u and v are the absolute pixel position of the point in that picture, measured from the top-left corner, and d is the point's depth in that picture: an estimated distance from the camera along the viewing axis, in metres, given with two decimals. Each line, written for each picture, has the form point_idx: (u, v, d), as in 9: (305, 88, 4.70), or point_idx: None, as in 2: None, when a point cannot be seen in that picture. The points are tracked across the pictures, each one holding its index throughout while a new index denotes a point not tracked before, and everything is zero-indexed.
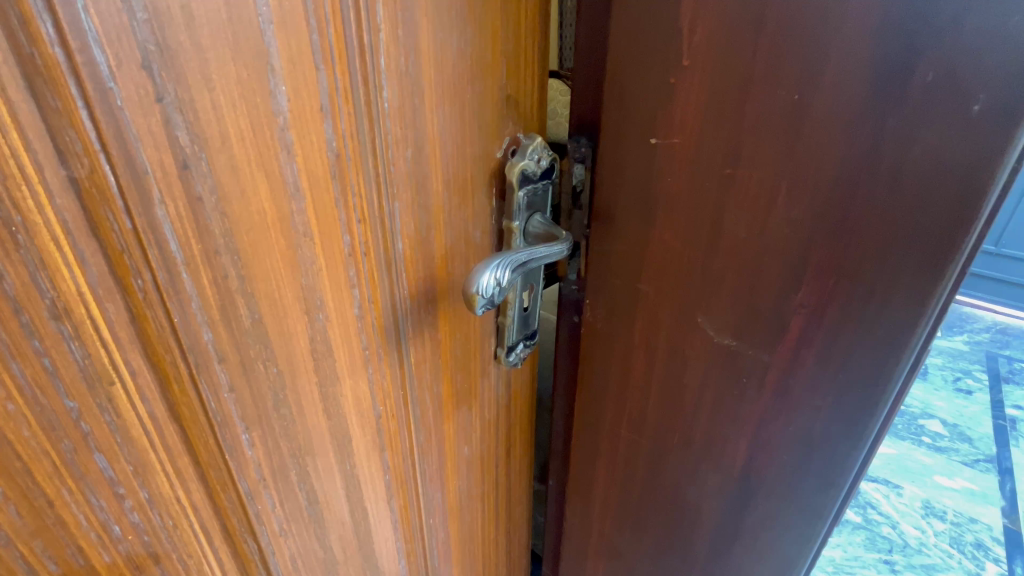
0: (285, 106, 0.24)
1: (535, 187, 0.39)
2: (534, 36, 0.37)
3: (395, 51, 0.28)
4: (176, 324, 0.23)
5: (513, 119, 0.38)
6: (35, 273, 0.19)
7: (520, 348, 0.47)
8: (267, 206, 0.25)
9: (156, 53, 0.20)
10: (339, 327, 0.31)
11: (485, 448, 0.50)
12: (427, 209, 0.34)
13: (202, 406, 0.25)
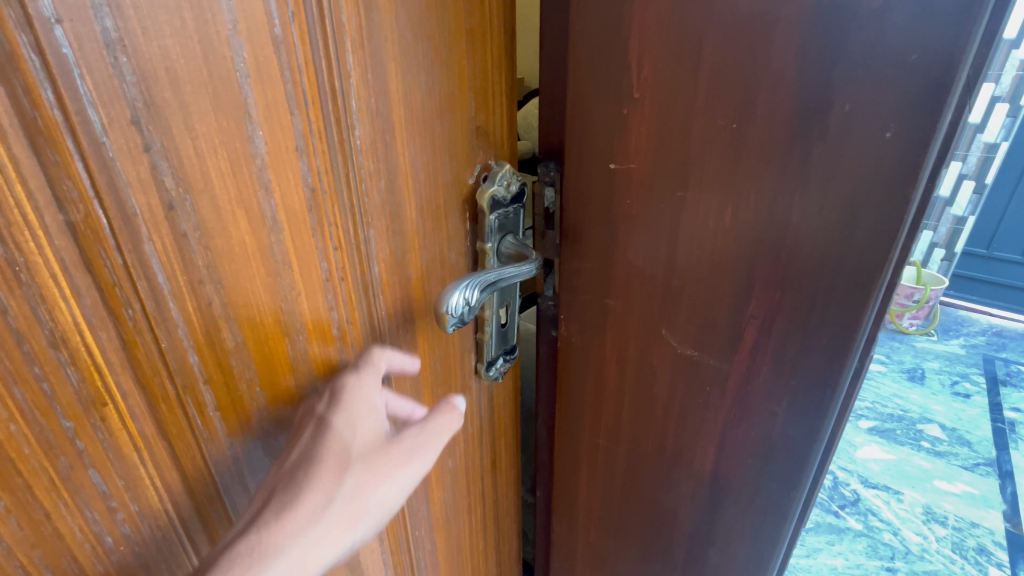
0: (263, 148, 0.27)
1: (506, 211, 0.42)
2: (500, 70, 0.40)
3: (366, 93, 0.31)
4: (163, 348, 0.25)
5: (483, 148, 0.40)
6: (35, 306, 0.21)
7: (500, 362, 0.49)
8: (248, 238, 0.27)
9: (143, 109, 0.22)
10: (319, 346, 0.33)
11: (470, 460, 0.52)
12: (402, 234, 0.36)
13: (189, 424, 0.28)
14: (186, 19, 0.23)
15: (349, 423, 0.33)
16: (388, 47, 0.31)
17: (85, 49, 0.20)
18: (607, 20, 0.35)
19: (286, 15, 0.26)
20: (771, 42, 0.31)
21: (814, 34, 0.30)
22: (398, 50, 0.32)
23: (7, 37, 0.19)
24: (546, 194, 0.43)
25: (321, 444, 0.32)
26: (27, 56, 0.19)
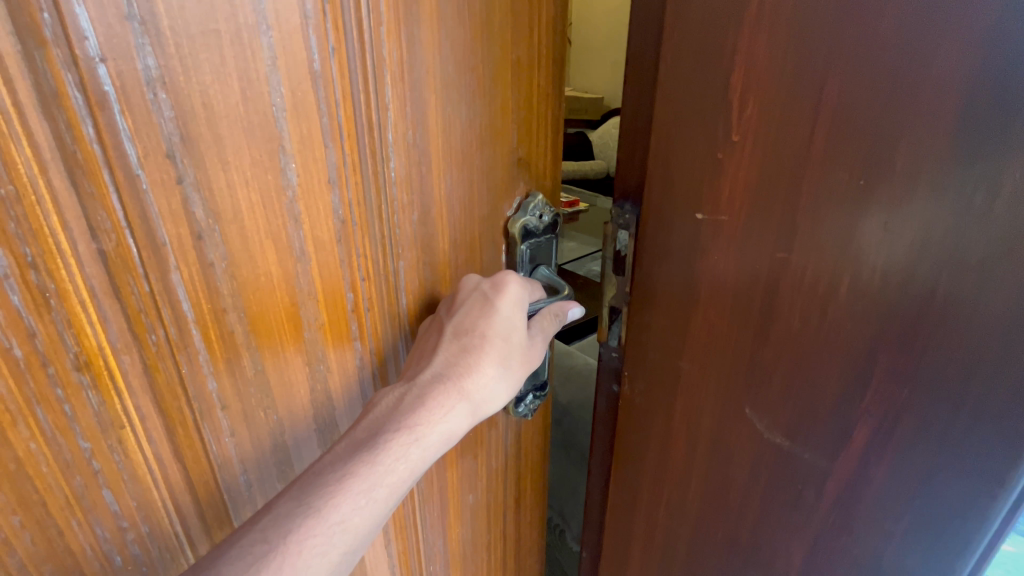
0: (294, 181, 0.26)
1: (538, 241, 0.39)
2: (548, 97, 0.37)
3: (403, 125, 0.29)
4: (183, 374, 0.26)
5: (526, 179, 0.37)
6: (62, 331, 0.22)
7: (530, 399, 0.45)
8: (274, 268, 0.27)
9: (179, 143, 0.23)
10: (341, 379, 0.32)
11: (493, 497, 0.47)
12: (433, 266, 0.34)
13: (202, 451, 0.27)
14: (227, 56, 0.23)
15: (513, 298, 0.35)
16: (429, 80, 0.30)
17: (125, 87, 0.21)
18: (700, 49, 0.30)
19: (327, 50, 0.26)
20: (920, 99, 0.27)
21: (982, 82, 0.27)
22: (444, 85, 0.30)
23: (53, 75, 0.20)
24: (620, 238, 0.37)
25: (489, 312, 0.34)
26: (70, 94, 0.20)
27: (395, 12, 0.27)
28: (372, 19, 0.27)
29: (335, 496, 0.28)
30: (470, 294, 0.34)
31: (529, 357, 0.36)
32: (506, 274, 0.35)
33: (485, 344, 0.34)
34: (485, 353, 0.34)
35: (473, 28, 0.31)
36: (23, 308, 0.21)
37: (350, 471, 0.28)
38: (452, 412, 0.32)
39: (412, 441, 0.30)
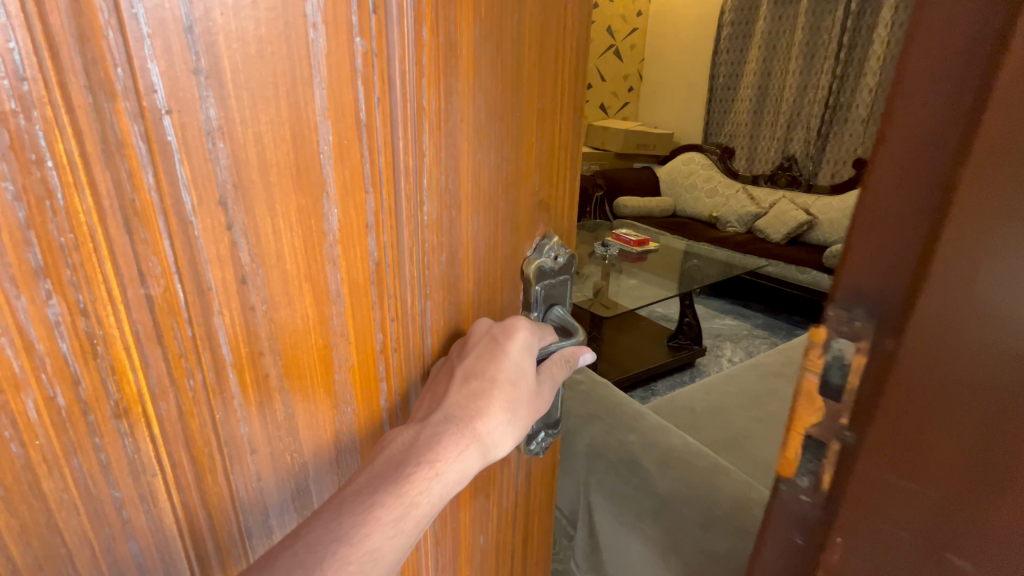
0: (335, 225, 0.26)
1: (552, 281, 0.39)
2: (568, 144, 0.37)
3: (437, 171, 0.29)
4: (217, 419, 0.25)
5: (544, 221, 0.38)
6: (105, 377, 0.22)
7: (543, 436, 0.42)
8: (311, 311, 0.27)
9: (232, 190, 0.23)
10: (365, 417, 0.32)
11: (505, 540, 0.43)
12: (457, 306, 0.34)
13: (229, 494, 0.27)
14: (282, 108, 0.23)
15: (521, 346, 0.35)
16: (464, 129, 0.30)
17: (187, 137, 0.21)
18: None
19: (373, 101, 0.26)
20: None
21: None
22: (479, 135, 0.31)
23: (121, 127, 0.20)
24: (834, 364, 0.32)
25: (498, 358, 0.34)
26: (134, 144, 0.20)
27: (436, 65, 0.27)
28: (414, 71, 0.27)
29: (366, 524, 0.28)
30: (485, 336, 0.35)
31: (535, 404, 0.36)
32: (516, 321, 0.36)
33: (495, 388, 0.34)
34: (496, 395, 0.34)
35: (505, 80, 0.31)
36: (70, 355, 0.21)
37: (380, 500, 0.28)
38: (467, 452, 0.32)
39: (435, 475, 0.30)
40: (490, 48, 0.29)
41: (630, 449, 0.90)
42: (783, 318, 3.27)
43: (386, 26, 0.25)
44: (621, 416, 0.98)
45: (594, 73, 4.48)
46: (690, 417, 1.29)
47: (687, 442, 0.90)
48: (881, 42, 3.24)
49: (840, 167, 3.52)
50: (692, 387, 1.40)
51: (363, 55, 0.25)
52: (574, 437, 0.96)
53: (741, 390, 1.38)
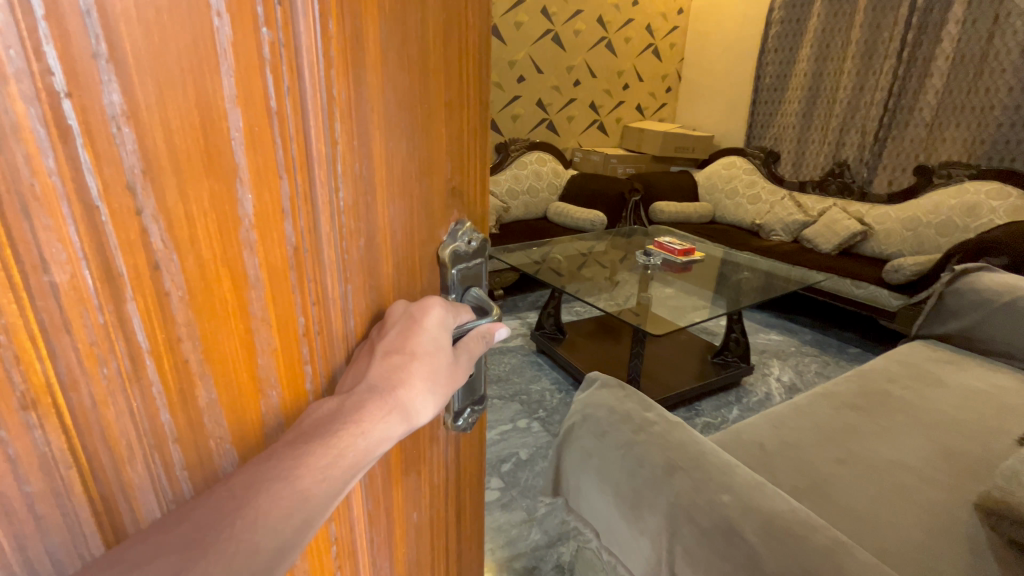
0: (250, 210, 0.26)
1: (468, 264, 0.41)
2: (475, 135, 0.39)
3: (352, 158, 0.30)
4: (135, 408, 0.25)
5: (458, 207, 0.40)
6: (10, 368, 0.21)
7: (469, 412, 0.44)
8: (230, 298, 0.27)
9: (140, 174, 0.22)
10: (293, 405, 0.32)
11: (439, 513, 0.45)
12: (378, 290, 0.35)
13: (154, 486, 0.26)
14: (190, 92, 0.23)
15: (438, 323, 0.37)
16: (376, 119, 0.31)
17: (90, 121, 0.21)
18: None
19: (283, 89, 0.26)
20: None
21: None
22: (392, 123, 0.32)
23: (15, 111, 0.19)
24: None
25: (417, 334, 0.36)
26: (30, 127, 0.19)
27: (344, 58, 0.28)
28: (323, 63, 0.27)
29: (299, 467, 0.29)
30: (405, 315, 0.36)
31: (453, 375, 0.38)
32: (431, 300, 0.38)
33: (415, 360, 0.36)
34: (416, 366, 0.36)
35: (412, 72, 0.32)
36: None
37: (310, 448, 0.30)
38: (391, 417, 0.34)
39: (361, 433, 0.32)
40: (395, 42, 0.30)
41: (725, 512, 0.81)
42: (834, 335, 3.10)
43: (293, 19, 0.25)
44: (708, 466, 0.91)
45: (633, 74, 4.37)
46: (762, 455, 1.19)
47: (795, 508, 0.82)
48: (950, 40, 2.99)
49: (898, 173, 3.29)
50: (759, 419, 1.33)
51: (271, 46, 0.25)
52: (656, 490, 0.90)
53: (815, 425, 1.30)
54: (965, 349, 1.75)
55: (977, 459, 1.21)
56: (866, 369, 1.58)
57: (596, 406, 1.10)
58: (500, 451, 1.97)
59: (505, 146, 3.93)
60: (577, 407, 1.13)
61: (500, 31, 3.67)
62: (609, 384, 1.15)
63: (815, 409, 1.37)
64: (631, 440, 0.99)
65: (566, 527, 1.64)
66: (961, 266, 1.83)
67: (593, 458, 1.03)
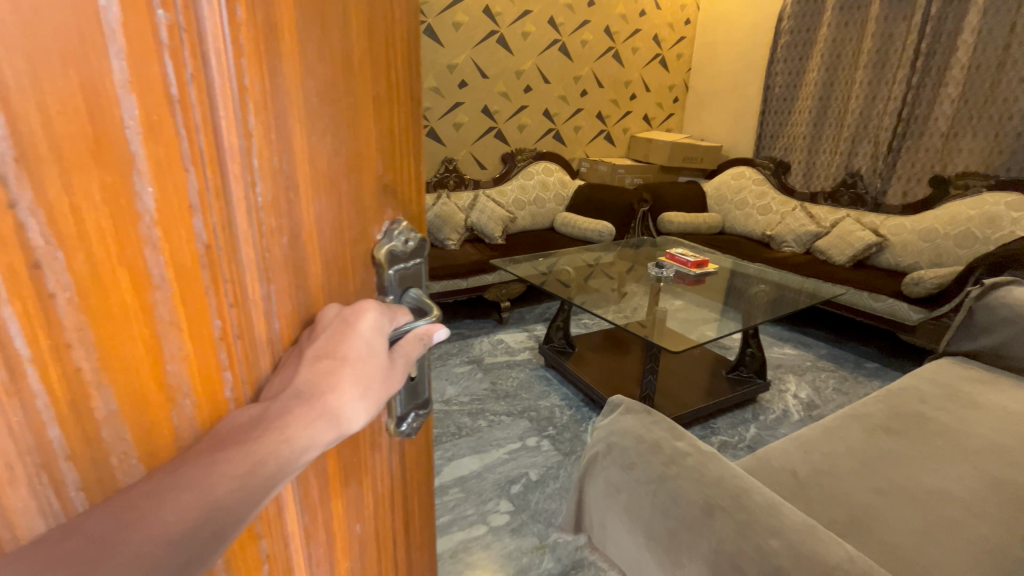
0: (152, 206, 0.24)
1: (405, 264, 0.38)
2: (409, 129, 0.37)
3: (268, 152, 0.28)
4: (16, 421, 0.22)
5: (392, 205, 0.37)
6: None
7: (413, 418, 0.41)
8: (130, 300, 0.25)
9: (10, 162, 0.20)
10: (210, 412, 0.29)
11: (386, 526, 0.42)
12: (306, 291, 0.33)
13: (42, 507, 0.24)
14: (72, 76, 0.21)
15: (372, 327, 0.35)
16: (294, 110, 0.29)
17: None
18: None
19: (185, 77, 0.24)
20: None
21: None
22: (312, 114, 0.30)
23: None
24: None
25: (348, 338, 0.33)
26: None
27: (256, 46, 0.26)
28: (231, 51, 0.25)
29: (210, 479, 0.27)
30: (337, 319, 0.34)
31: (388, 380, 0.35)
32: (365, 304, 0.35)
33: (346, 366, 0.33)
34: (346, 370, 0.33)
35: (334, 62, 0.30)
36: None
37: (223, 457, 0.27)
38: (318, 426, 0.31)
39: (283, 440, 0.29)
40: (311, 29, 0.28)
41: (776, 561, 0.70)
42: (851, 349, 3.01)
43: (195, 6, 0.24)
44: (751, 506, 0.80)
45: (640, 84, 4.37)
46: (793, 482, 1.14)
47: (860, 559, 0.71)
48: (965, 49, 2.93)
49: (913, 184, 3.26)
50: (787, 443, 1.27)
51: (170, 30, 0.23)
52: (694, 533, 0.79)
53: (848, 450, 1.24)
54: (994, 366, 1.73)
55: None
56: (899, 392, 1.53)
57: (622, 434, 1.01)
58: (510, 472, 1.93)
59: (512, 157, 3.94)
60: (600, 434, 1.05)
61: (507, 42, 3.70)
62: (634, 410, 1.07)
63: (846, 434, 1.30)
64: (663, 474, 0.89)
65: (579, 555, 1.59)
66: (991, 280, 1.77)
67: (620, 494, 0.92)
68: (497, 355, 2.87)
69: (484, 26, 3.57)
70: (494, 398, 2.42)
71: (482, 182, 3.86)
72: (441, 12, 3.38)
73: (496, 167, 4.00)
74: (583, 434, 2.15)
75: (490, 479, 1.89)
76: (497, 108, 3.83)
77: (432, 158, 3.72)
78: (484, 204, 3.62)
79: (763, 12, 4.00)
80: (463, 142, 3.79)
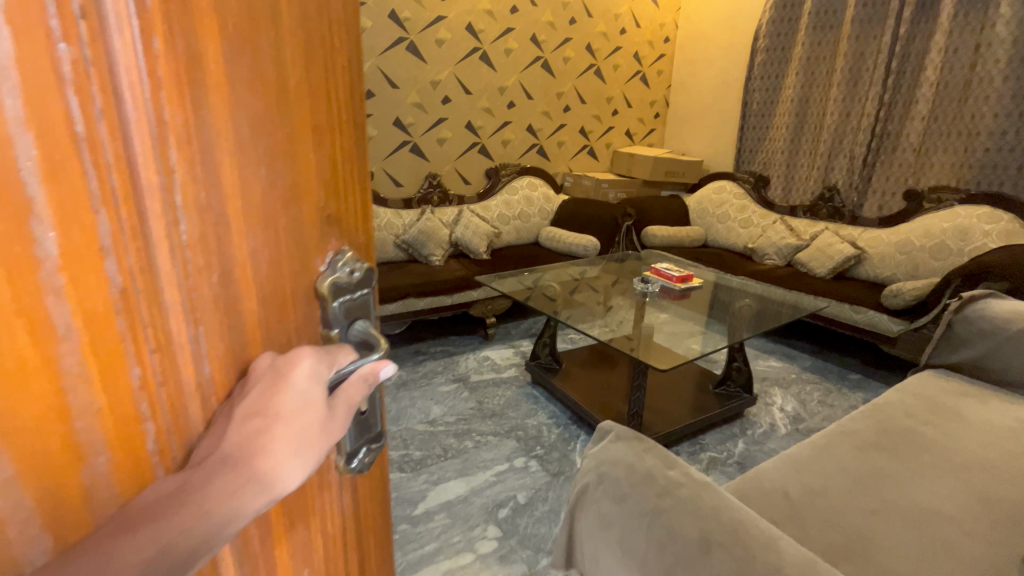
0: (54, 251, 0.22)
1: (351, 296, 0.39)
2: (349, 158, 0.38)
3: (193, 188, 0.27)
4: None
5: (336, 234, 0.38)
6: None
7: (365, 452, 0.42)
8: (30, 355, 0.22)
9: None
10: (130, 481, 0.26)
11: (337, 562, 0.41)
12: (241, 330, 0.32)
13: None
14: None
15: (309, 375, 0.34)
16: (223, 143, 0.28)
17: None
18: None
19: (92, 110, 0.23)
20: None
21: None
22: (248, 148, 0.30)
23: None
24: None
25: (282, 389, 0.32)
26: None
27: (176, 79, 0.25)
28: (147, 84, 0.24)
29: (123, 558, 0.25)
30: (276, 369, 0.33)
31: (330, 427, 0.34)
32: (302, 350, 0.34)
33: (280, 420, 0.32)
34: (283, 428, 0.32)
35: (268, 93, 0.30)
36: None
37: (136, 534, 0.25)
38: (251, 487, 0.29)
39: (209, 507, 0.28)
40: (244, 61, 0.28)
41: None
42: (834, 360, 3.04)
43: (105, 37, 0.22)
44: (749, 540, 0.77)
45: (622, 100, 4.44)
46: (787, 504, 1.12)
47: None
48: (934, 68, 3.02)
49: (888, 198, 3.34)
50: (779, 463, 1.26)
51: (73, 64, 0.22)
52: (693, 570, 0.75)
53: (839, 468, 1.23)
54: (975, 379, 1.75)
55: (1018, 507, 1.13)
56: (886, 407, 1.53)
57: (613, 463, 0.98)
58: (497, 495, 1.88)
59: (496, 172, 3.95)
60: (591, 464, 1.01)
61: (490, 59, 3.72)
62: (625, 436, 1.04)
63: (836, 451, 1.30)
64: (657, 507, 0.86)
65: None
66: (969, 292, 1.81)
67: (613, 528, 0.89)
68: (483, 372, 2.82)
69: (467, 43, 3.59)
70: (480, 417, 2.38)
71: (466, 197, 3.84)
72: (424, 29, 3.41)
73: (480, 182, 4.00)
74: (571, 454, 2.11)
75: (477, 503, 1.84)
76: (480, 123, 3.83)
77: (416, 174, 3.70)
78: (468, 218, 3.60)
79: (739, 31, 4.10)
80: (446, 157, 3.79)
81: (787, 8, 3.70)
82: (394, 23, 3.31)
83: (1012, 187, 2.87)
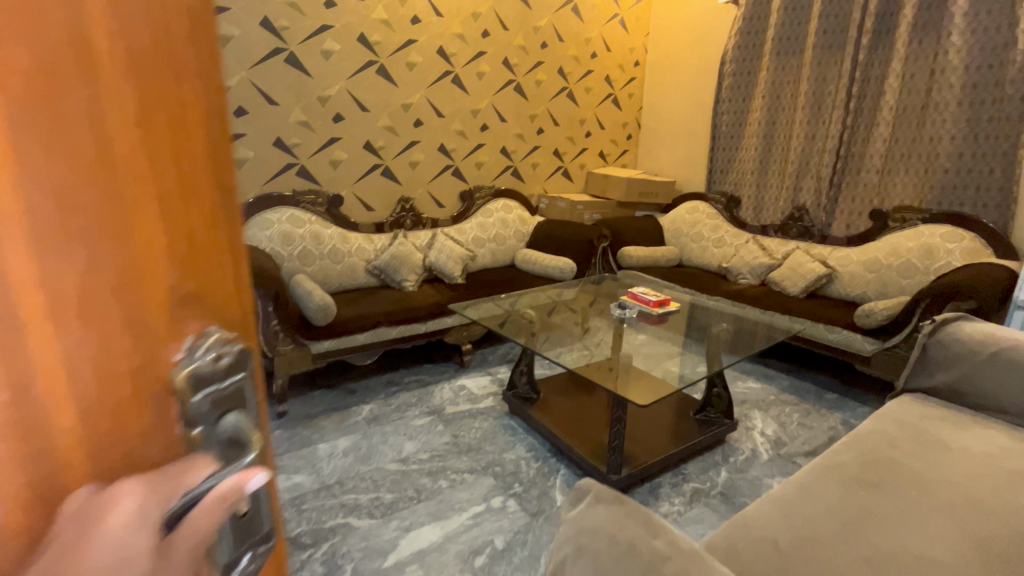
0: None
1: (218, 386, 0.32)
2: (217, 214, 0.31)
3: None
4: None
5: (199, 313, 0.31)
6: None
7: (247, 561, 0.34)
8: None
9: None
10: None
11: None
12: (29, 463, 0.24)
13: None
14: None
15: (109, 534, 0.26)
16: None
17: None
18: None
19: None
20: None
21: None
22: (15, 215, 0.23)
23: None
24: None
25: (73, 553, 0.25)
26: None
27: None
28: None
29: None
30: (80, 512, 0.26)
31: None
32: (120, 485, 0.27)
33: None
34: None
35: (57, 137, 0.23)
36: None
37: None
38: None
39: None
40: (13, 108, 0.22)
41: None
42: (810, 380, 3.04)
43: None
44: None
45: (594, 122, 4.47)
46: (778, 554, 1.06)
47: None
48: (892, 93, 3.12)
49: (854, 218, 3.40)
50: (767, 508, 1.20)
51: None
52: None
53: (828, 510, 1.19)
54: (953, 402, 1.74)
55: (1009, 548, 1.10)
56: (869, 437, 1.51)
57: (591, 534, 0.90)
58: (474, 541, 1.77)
59: (470, 195, 3.89)
60: (569, 532, 0.92)
61: (462, 82, 3.70)
62: (605, 499, 0.97)
63: (824, 490, 1.26)
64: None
65: None
66: (940, 316, 1.83)
67: None
68: (458, 403, 2.72)
69: (438, 66, 3.57)
70: (456, 453, 2.27)
71: (440, 220, 3.77)
72: (394, 52, 3.37)
73: (455, 204, 3.94)
74: (551, 491, 2.02)
75: (452, 551, 1.73)
76: (454, 146, 3.79)
77: (388, 197, 3.61)
78: (443, 242, 3.53)
79: (707, 56, 4.19)
80: (419, 181, 3.71)
81: (752, 34, 3.80)
82: (363, 47, 3.26)
83: (971, 207, 2.95)
